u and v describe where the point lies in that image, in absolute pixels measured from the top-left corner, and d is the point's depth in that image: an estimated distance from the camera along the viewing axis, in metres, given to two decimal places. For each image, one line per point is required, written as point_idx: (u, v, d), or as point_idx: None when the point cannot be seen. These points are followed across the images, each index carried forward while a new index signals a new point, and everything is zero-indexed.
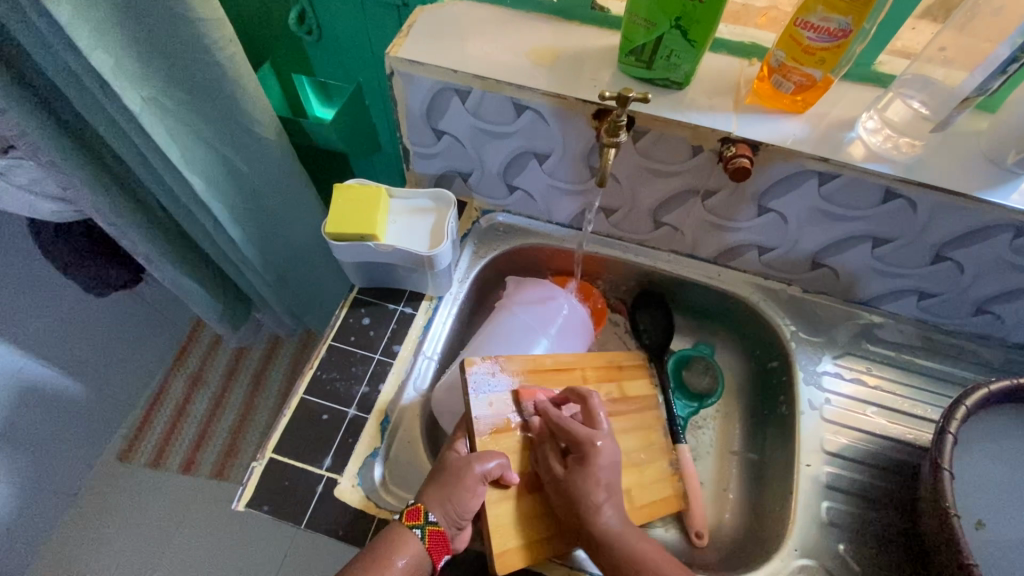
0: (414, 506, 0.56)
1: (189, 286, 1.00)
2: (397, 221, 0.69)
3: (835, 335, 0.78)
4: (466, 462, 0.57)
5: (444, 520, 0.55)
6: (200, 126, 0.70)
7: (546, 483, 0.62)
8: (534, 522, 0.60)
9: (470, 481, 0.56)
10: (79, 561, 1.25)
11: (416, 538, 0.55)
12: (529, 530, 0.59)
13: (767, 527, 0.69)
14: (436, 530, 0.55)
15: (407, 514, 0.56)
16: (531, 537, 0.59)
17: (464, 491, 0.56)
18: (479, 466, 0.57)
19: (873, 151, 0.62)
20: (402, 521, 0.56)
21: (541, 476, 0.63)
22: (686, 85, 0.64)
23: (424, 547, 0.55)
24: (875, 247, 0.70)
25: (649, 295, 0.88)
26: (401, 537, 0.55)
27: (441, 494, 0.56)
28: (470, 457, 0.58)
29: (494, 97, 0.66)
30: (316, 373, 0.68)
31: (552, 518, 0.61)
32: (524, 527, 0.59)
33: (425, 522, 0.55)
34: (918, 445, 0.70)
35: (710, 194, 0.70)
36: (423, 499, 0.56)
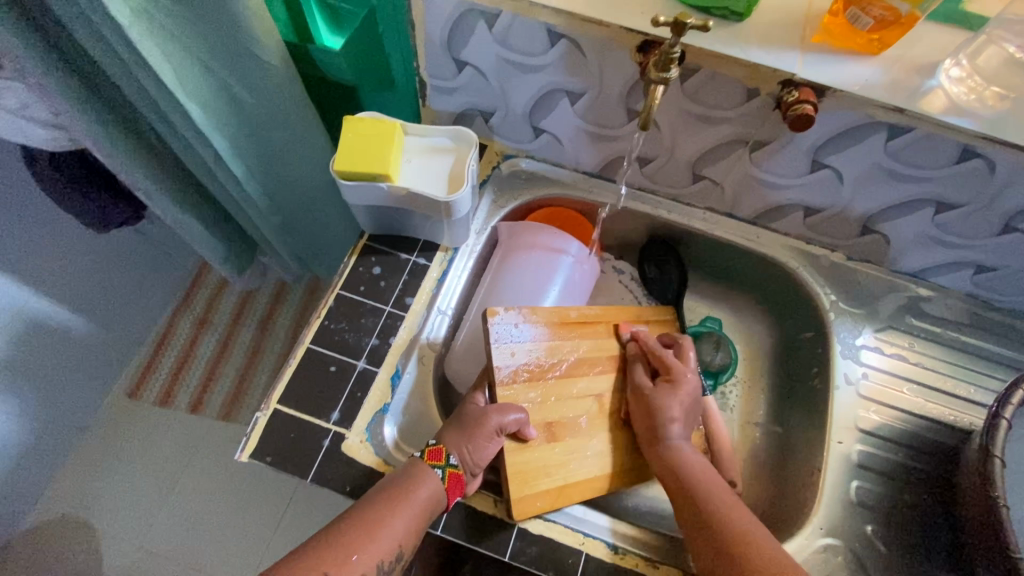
0: (437, 447, 0.55)
1: (192, 224, 0.96)
2: (412, 161, 0.63)
3: (879, 307, 0.72)
4: (483, 412, 0.57)
5: (465, 462, 0.56)
6: (195, 44, 0.63)
7: (559, 438, 0.62)
8: (546, 474, 0.60)
9: (488, 431, 0.56)
10: (93, 493, 1.28)
11: (437, 478, 0.54)
12: (539, 481, 0.59)
13: (789, 506, 0.66)
14: (456, 472, 0.55)
15: (429, 455, 0.55)
16: (541, 488, 0.59)
17: (481, 439, 0.56)
18: (498, 417, 0.57)
19: (955, 103, 0.54)
20: (423, 461, 0.55)
21: (557, 428, 0.63)
22: (748, 16, 0.56)
23: (442, 487, 0.54)
24: (937, 212, 0.63)
25: (659, 243, 0.82)
26: (421, 473, 0.54)
27: (462, 435, 0.56)
28: (488, 408, 0.58)
29: (525, 22, 0.58)
30: (323, 322, 0.64)
31: (561, 471, 0.61)
32: (539, 475, 0.60)
33: (447, 464, 0.55)
34: (958, 427, 0.66)
35: (760, 145, 0.63)
36: (446, 441, 0.56)
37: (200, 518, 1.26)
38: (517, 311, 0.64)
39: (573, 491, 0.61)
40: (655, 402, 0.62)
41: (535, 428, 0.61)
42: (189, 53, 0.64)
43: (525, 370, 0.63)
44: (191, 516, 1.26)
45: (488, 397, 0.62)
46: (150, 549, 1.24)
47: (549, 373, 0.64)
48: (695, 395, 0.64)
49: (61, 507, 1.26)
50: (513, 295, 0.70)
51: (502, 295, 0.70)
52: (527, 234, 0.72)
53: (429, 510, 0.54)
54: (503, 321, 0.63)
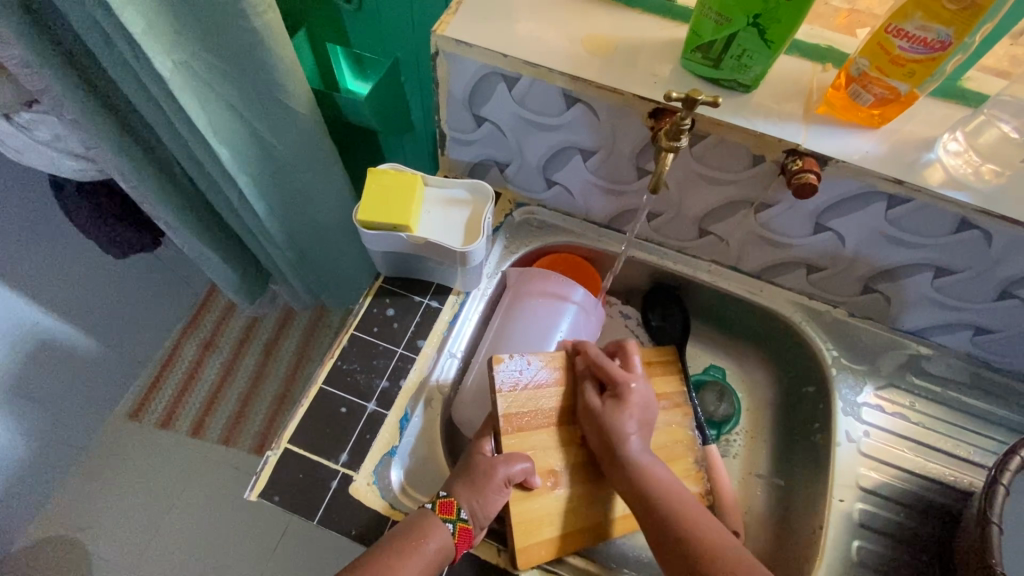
0: (448, 500, 0.56)
1: (209, 255, 0.98)
2: (430, 211, 0.65)
3: (880, 364, 0.74)
4: (490, 463, 0.58)
5: (475, 515, 0.56)
6: (228, 93, 0.66)
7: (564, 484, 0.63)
8: (550, 522, 0.60)
9: (496, 483, 0.57)
10: (88, 514, 1.27)
11: (448, 532, 0.55)
12: (543, 530, 0.60)
13: (789, 562, 0.67)
14: (465, 526, 0.55)
15: (440, 507, 0.56)
16: (545, 536, 0.60)
17: (490, 493, 0.56)
18: (505, 469, 0.58)
19: (952, 176, 0.56)
20: (434, 513, 0.56)
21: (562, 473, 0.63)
22: (754, 88, 0.59)
23: (452, 541, 0.55)
24: (936, 276, 0.65)
25: (664, 291, 0.84)
26: (432, 526, 0.55)
27: (473, 487, 0.56)
28: (495, 458, 0.59)
29: (544, 85, 0.62)
30: (336, 362, 0.66)
31: (566, 518, 0.61)
32: (543, 523, 0.60)
33: (457, 518, 0.55)
34: (959, 488, 0.67)
35: (765, 206, 0.66)
36: (457, 494, 0.56)
37: (196, 543, 1.25)
38: (523, 358, 0.65)
39: (580, 536, 0.61)
40: (605, 418, 0.61)
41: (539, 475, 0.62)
42: (222, 102, 0.67)
43: (524, 415, 0.64)
44: (185, 541, 1.25)
45: (495, 445, 0.63)
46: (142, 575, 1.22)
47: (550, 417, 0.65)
48: (646, 402, 0.63)
49: (56, 527, 1.26)
50: (522, 339, 0.72)
51: (511, 338, 0.72)
52: (535, 280, 0.74)
53: (437, 563, 0.54)
54: (509, 369, 0.64)
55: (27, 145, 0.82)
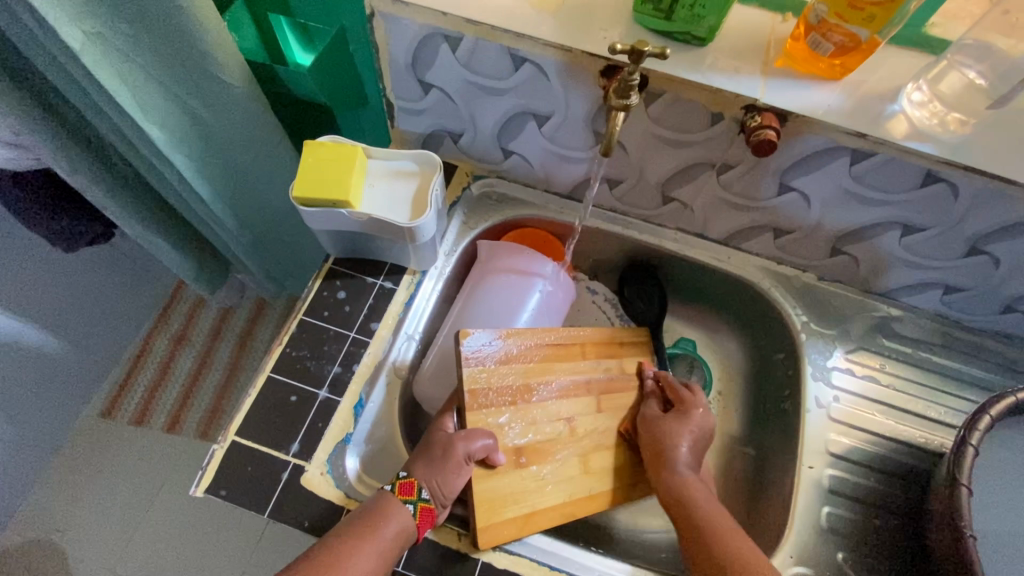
0: (408, 481, 0.54)
1: (161, 244, 0.94)
2: (374, 186, 0.61)
3: (850, 328, 0.72)
4: (450, 440, 0.57)
5: (435, 495, 0.55)
6: (152, 66, 0.62)
7: (526, 464, 0.61)
8: (513, 501, 0.59)
9: (456, 461, 0.56)
10: (62, 517, 1.23)
11: (408, 513, 0.53)
12: (506, 508, 0.58)
13: (760, 531, 0.66)
14: (427, 507, 0.54)
15: (400, 489, 0.53)
16: (508, 515, 0.58)
17: (449, 470, 0.55)
18: (466, 445, 0.56)
19: (917, 128, 0.54)
20: (393, 495, 0.53)
21: (526, 451, 0.62)
22: (710, 41, 0.56)
23: (413, 522, 0.53)
24: (904, 234, 0.63)
25: (638, 266, 0.81)
26: (391, 507, 0.53)
27: (434, 467, 0.55)
28: (455, 435, 0.57)
29: (488, 46, 0.58)
30: (285, 349, 0.63)
31: (530, 497, 0.60)
32: (507, 502, 0.58)
33: (418, 498, 0.53)
34: (929, 449, 0.66)
35: (727, 168, 0.63)
36: (416, 474, 0.55)
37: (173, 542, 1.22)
38: (490, 334, 0.63)
39: (543, 516, 0.60)
40: (662, 442, 0.62)
41: (504, 454, 0.60)
42: (148, 77, 0.63)
43: (490, 391, 0.62)
44: (163, 540, 1.22)
45: (457, 422, 0.62)
46: None
47: (516, 395, 0.63)
48: (707, 426, 0.64)
49: (30, 530, 1.22)
50: (487, 313, 0.70)
51: (474, 313, 0.70)
52: (503, 257, 0.72)
53: (398, 546, 0.52)
54: (476, 343, 0.62)
55: None
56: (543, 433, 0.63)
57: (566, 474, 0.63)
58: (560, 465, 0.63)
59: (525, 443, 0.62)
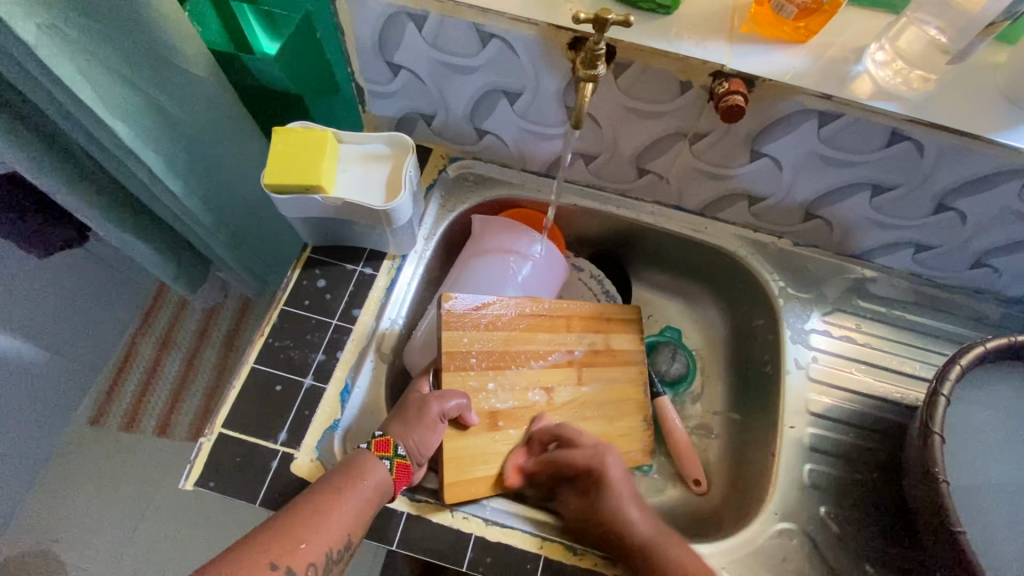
0: (384, 439, 0.55)
1: (136, 244, 0.92)
2: (347, 170, 0.61)
3: (826, 291, 0.73)
4: (423, 400, 0.58)
5: (411, 453, 0.56)
6: (113, 58, 0.61)
7: (502, 427, 0.63)
8: (482, 461, 0.61)
9: (430, 420, 0.57)
10: (57, 528, 1.22)
11: (385, 469, 0.54)
12: (475, 467, 0.60)
13: (747, 491, 0.67)
14: (404, 463, 0.55)
15: (376, 447, 0.54)
16: (476, 474, 0.60)
17: (425, 429, 0.56)
18: (439, 404, 0.57)
19: (881, 87, 0.55)
20: (369, 451, 0.54)
21: (501, 416, 0.63)
22: (675, 8, 0.56)
23: (391, 479, 0.54)
24: (874, 195, 0.64)
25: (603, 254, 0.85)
26: (368, 463, 0.53)
27: (410, 426, 0.56)
28: (428, 395, 0.58)
29: (454, 23, 0.57)
30: (267, 340, 0.63)
31: (500, 459, 0.62)
32: (476, 461, 0.60)
33: (394, 455, 0.54)
34: (905, 403, 0.68)
35: (699, 136, 0.63)
36: (392, 433, 0.56)
37: (175, 542, 1.22)
38: (473, 301, 0.65)
39: (512, 477, 0.62)
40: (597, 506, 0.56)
41: (478, 416, 0.62)
42: (110, 71, 0.61)
43: (470, 354, 0.63)
44: (164, 543, 1.22)
45: (433, 383, 0.63)
46: None
47: (495, 359, 0.64)
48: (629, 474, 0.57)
49: (27, 541, 1.21)
50: (474, 284, 0.72)
51: (461, 284, 0.72)
52: (493, 238, 0.74)
53: (378, 498, 0.53)
54: (459, 306, 0.64)
55: None
56: (521, 401, 0.64)
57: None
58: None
59: (501, 408, 0.63)
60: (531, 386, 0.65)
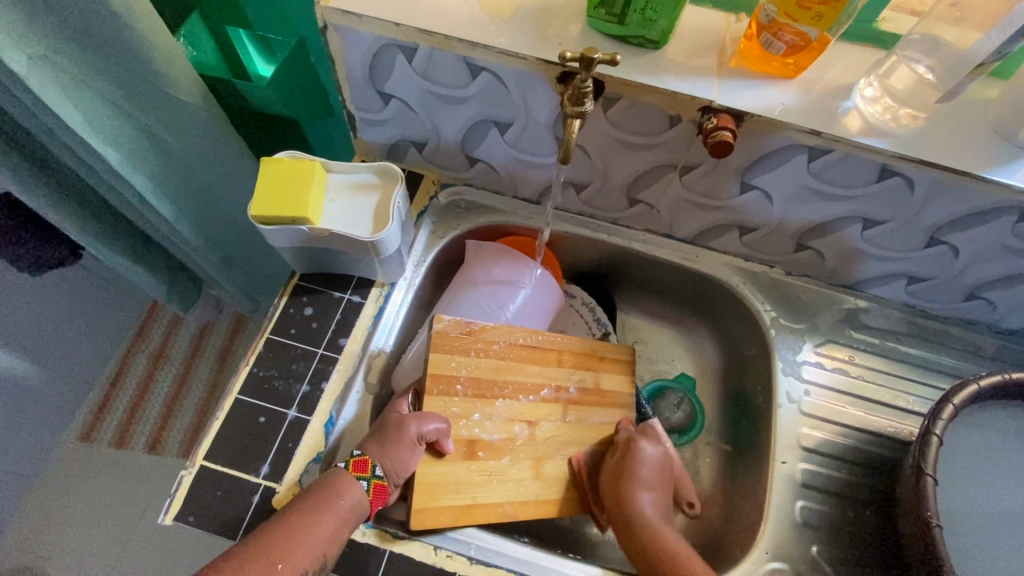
0: (362, 459, 0.54)
1: (127, 263, 0.92)
2: (334, 200, 0.61)
3: (818, 322, 0.73)
4: (402, 420, 0.57)
5: (388, 474, 0.55)
6: (104, 87, 0.61)
7: (480, 457, 0.61)
8: (453, 490, 0.59)
9: (408, 441, 0.55)
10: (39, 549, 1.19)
11: (361, 489, 0.53)
12: (446, 497, 0.58)
13: (738, 527, 0.66)
14: (380, 483, 0.54)
15: (353, 466, 0.54)
16: (446, 503, 0.58)
17: (402, 451, 0.55)
18: (417, 424, 0.56)
19: (870, 124, 0.55)
20: (347, 472, 0.54)
21: (479, 446, 0.61)
22: (665, 44, 0.56)
23: (367, 498, 0.53)
24: (865, 228, 0.64)
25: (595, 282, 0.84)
26: (345, 483, 0.53)
27: (387, 446, 0.55)
28: (408, 415, 0.57)
29: (444, 55, 0.57)
30: (252, 370, 0.62)
31: (474, 489, 0.60)
32: (448, 490, 0.59)
33: (372, 476, 0.54)
34: (899, 439, 0.67)
35: (689, 168, 0.63)
36: (370, 453, 0.55)
37: None
38: (464, 324, 0.64)
39: (483, 510, 0.59)
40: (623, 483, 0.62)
41: (455, 443, 0.60)
42: (100, 99, 0.61)
43: (456, 380, 0.62)
44: None
45: (411, 405, 0.62)
46: None
47: (480, 386, 0.63)
48: (658, 462, 0.64)
49: (12, 560, 1.18)
50: (462, 307, 0.72)
51: (449, 307, 0.72)
52: (483, 263, 0.74)
53: (350, 522, 0.52)
54: (450, 327, 0.63)
55: None
56: (504, 433, 0.63)
57: (517, 474, 0.62)
58: (515, 462, 0.63)
59: (482, 437, 0.62)
60: (514, 418, 0.64)
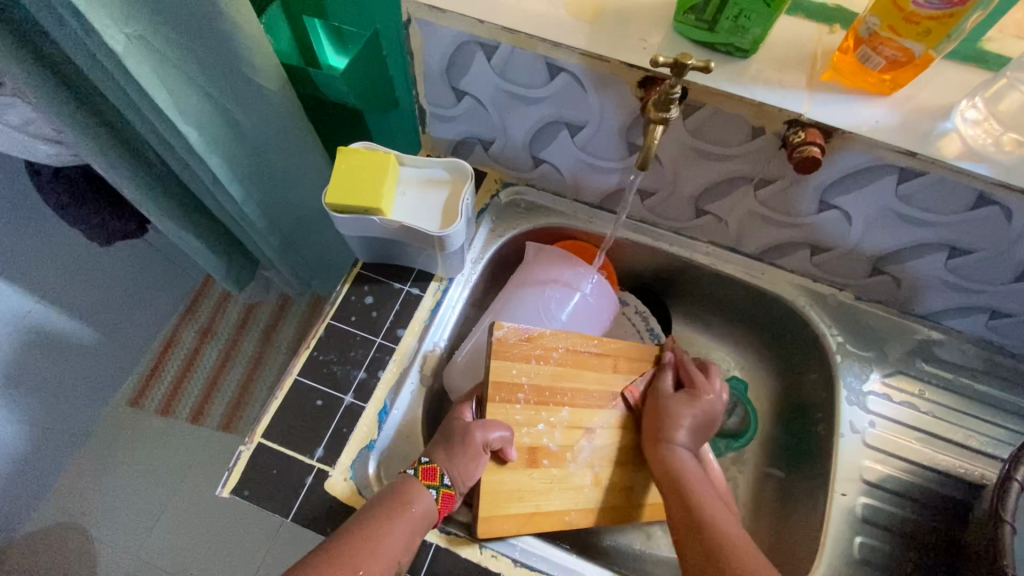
0: (431, 467, 0.55)
1: (191, 240, 0.95)
2: (406, 193, 0.61)
3: (888, 351, 0.69)
4: (467, 430, 0.57)
5: (456, 483, 0.56)
6: (193, 71, 0.63)
7: (542, 464, 0.61)
8: (518, 498, 0.59)
9: (474, 450, 0.56)
10: (80, 508, 1.23)
11: (431, 498, 0.54)
12: (511, 504, 0.58)
13: (791, 558, 0.64)
14: (449, 492, 0.55)
15: (422, 474, 0.55)
16: (512, 511, 0.58)
17: (468, 459, 0.56)
18: (482, 432, 0.57)
19: (970, 147, 0.52)
20: (416, 479, 0.54)
21: (541, 453, 0.61)
22: (753, 53, 0.54)
23: (436, 507, 0.54)
24: (950, 256, 0.60)
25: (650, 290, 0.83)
26: (415, 491, 0.54)
27: (455, 456, 0.56)
28: (473, 423, 0.58)
29: (524, 54, 0.57)
30: (312, 353, 0.63)
31: (537, 497, 0.60)
32: (512, 498, 0.58)
33: (441, 484, 0.55)
34: (970, 481, 0.63)
35: (765, 182, 0.61)
36: (437, 460, 0.56)
37: (194, 529, 1.21)
38: (523, 331, 0.64)
39: (545, 518, 0.59)
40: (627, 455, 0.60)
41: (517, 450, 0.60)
42: (189, 82, 0.64)
43: (518, 386, 0.62)
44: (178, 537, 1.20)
45: (474, 412, 0.62)
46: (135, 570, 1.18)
47: (541, 394, 0.63)
48: (717, 415, 0.64)
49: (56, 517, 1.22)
50: (520, 311, 0.71)
51: (507, 313, 0.72)
52: (541, 266, 0.73)
53: (422, 529, 0.53)
54: (512, 335, 0.63)
55: None
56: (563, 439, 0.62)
57: (578, 481, 0.62)
58: (577, 469, 0.62)
59: (544, 444, 0.61)
60: (575, 426, 0.63)
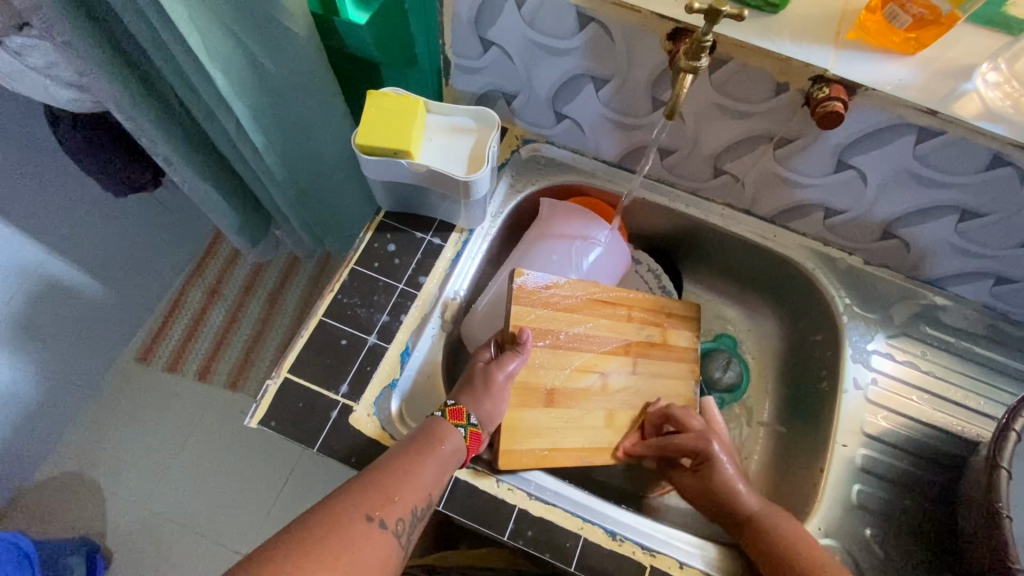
0: (458, 409, 0.56)
1: (208, 191, 0.95)
2: (432, 140, 0.63)
3: (893, 313, 0.71)
4: (486, 370, 0.60)
5: (482, 423, 0.58)
6: (224, 12, 0.63)
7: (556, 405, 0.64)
8: (535, 435, 0.62)
9: (497, 387, 0.59)
10: (91, 458, 1.25)
11: (460, 436, 0.55)
12: (527, 439, 0.62)
13: (792, 505, 0.67)
14: (476, 432, 0.56)
15: (450, 415, 0.56)
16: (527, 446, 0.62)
17: (491, 398, 0.58)
18: (501, 371, 0.60)
19: (990, 108, 0.53)
20: (445, 420, 0.56)
21: (558, 394, 0.64)
22: (782, 8, 0.55)
23: (464, 444, 0.56)
24: (961, 220, 0.62)
25: (661, 252, 0.85)
26: (444, 430, 0.55)
27: (481, 395, 0.58)
28: (492, 365, 0.60)
29: (555, 3, 0.57)
30: (337, 296, 0.65)
31: (553, 434, 0.63)
32: (530, 434, 0.62)
33: (468, 423, 0.56)
34: (966, 438, 0.66)
35: (786, 141, 0.62)
36: (464, 404, 0.57)
37: (204, 480, 1.23)
38: (544, 280, 0.66)
39: (561, 456, 0.63)
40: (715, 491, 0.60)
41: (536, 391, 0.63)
42: (220, 25, 0.64)
43: (540, 330, 0.65)
44: (188, 488, 1.23)
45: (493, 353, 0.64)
46: (146, 518, 1.21)
47: (558, 340, 0.65)
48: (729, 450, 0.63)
49: (66, 464, 1.24)
50: (538, 265, 0.73)
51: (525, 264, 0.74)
52: (559, 222, 0.74)
53: (450, 466, 0.55)
54: (531, 283, 0.65)
55: (16, 70, 0.74)
56: (580, 382, 0.65)
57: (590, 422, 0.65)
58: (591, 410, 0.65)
59: (559, 387, 0.64)
60: (586, 369, 0.66)
